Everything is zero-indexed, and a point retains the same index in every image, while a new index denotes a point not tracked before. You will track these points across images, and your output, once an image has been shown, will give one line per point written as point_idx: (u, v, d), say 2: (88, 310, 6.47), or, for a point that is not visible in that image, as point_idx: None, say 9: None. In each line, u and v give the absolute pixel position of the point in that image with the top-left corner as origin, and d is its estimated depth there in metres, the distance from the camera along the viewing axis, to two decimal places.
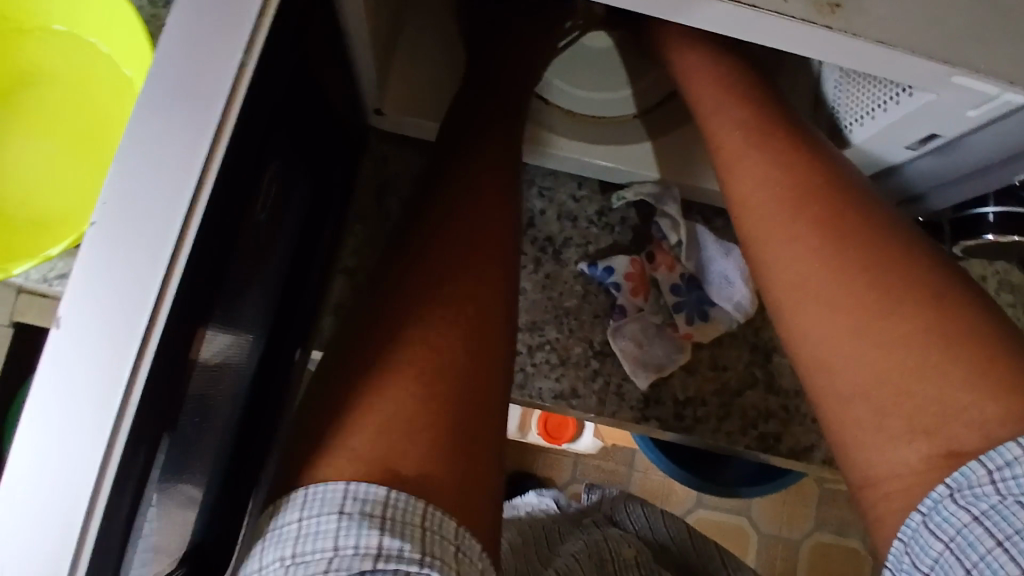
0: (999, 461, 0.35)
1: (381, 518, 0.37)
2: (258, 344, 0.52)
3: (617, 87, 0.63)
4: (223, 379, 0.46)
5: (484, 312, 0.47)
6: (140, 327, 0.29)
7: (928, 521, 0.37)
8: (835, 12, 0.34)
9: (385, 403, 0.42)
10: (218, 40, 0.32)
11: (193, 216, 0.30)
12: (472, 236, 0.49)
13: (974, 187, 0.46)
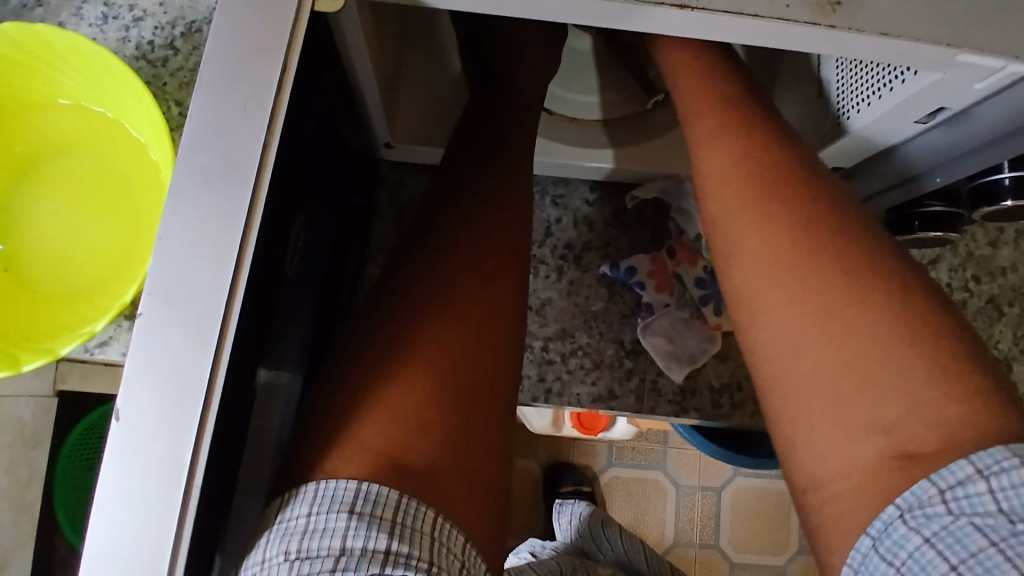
0: (950, 480, 0.35)
1: (391, 521, 0.37)
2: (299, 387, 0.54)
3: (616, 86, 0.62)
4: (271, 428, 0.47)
5: (499, 319, 0.46)
6: (198, 405, 0.31)
7: (877, 545, 0.36)
8: (836, 10, 0.35)
9: (398, 399, 0.41)
10: (242, 121, 0.33)
11: (235, 295, 0.32)
12: (487, 241, 0.48)
13: (981, 159, 0.45)
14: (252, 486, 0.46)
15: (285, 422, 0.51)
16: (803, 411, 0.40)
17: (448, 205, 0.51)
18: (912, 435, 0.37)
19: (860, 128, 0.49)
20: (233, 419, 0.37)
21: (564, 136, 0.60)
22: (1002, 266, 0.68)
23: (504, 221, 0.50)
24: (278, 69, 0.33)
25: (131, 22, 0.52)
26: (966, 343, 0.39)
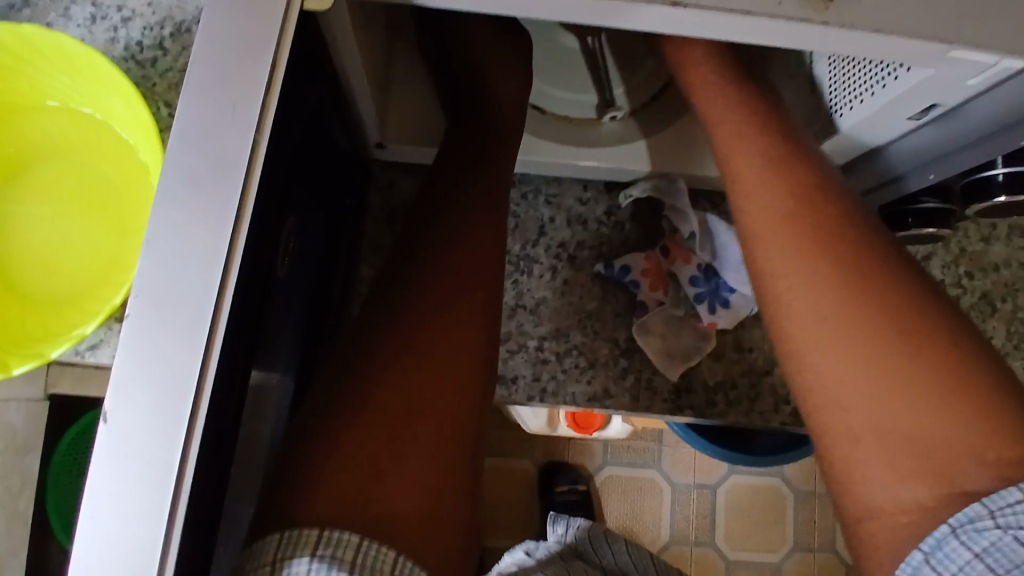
0: (1001, 503, 0.37)
1: (350, 562, 0.37)
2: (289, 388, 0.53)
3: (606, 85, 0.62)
4: (258, 429, 0.47)
5: (469, 354, 0.47)
6: (187, 409, 0.31)
7: (929, 559, 0.38)
8: (828, 7, 0.35)
9: (357, 440, 0.42)
10: (230, 120, 0.32)
11: (225, 298, 0.32)
12: (458, 273, 0.49)
13: (967, 158, 0.45)
14: (244, 489, 0.46)
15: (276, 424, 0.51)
16: None
17: (428, 228, 0.52)
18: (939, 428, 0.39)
19: (853, 125, 0.50)
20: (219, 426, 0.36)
21: (550, 132, 0.60)
22: (994, 262, 0.68)
23: (473, 254, 0.50)
24: (267, 68, 0.33)
25: (120, 23, 0.51)
26: None
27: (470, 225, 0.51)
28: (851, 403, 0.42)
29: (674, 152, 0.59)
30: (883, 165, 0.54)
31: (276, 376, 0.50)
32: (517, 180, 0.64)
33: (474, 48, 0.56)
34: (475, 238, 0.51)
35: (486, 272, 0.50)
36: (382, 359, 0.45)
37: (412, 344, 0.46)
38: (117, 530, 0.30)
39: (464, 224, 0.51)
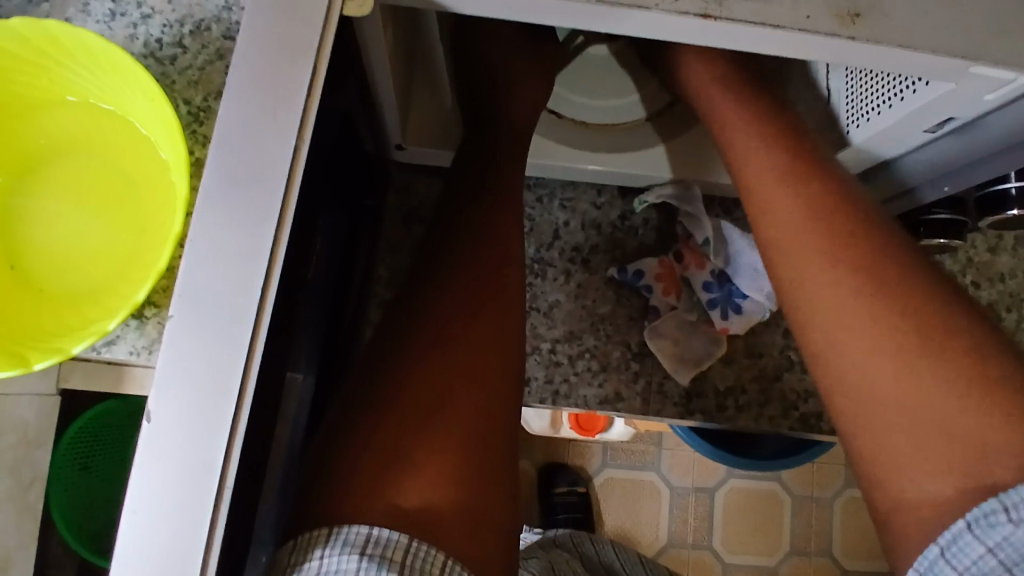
0: (1021, 493, 0.36)
1: (400, 563, 0.38)
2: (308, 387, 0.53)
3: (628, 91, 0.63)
4: None
5: (502, 355, 0.48)
6: (230, 406, 0.31)
7: (945, 553, 0.38)
8: (857, 21, 0.36)
9: (400, 442, 0.43)
10: (271, 122, 0.33)
11: (265, 298, 0.32)
12: (488, 274, 0.50)
13: (985, 170, 0.46)
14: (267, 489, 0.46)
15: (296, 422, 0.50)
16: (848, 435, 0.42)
17: (458, 226, 0.52)
18: None
19: (869, 136, 0.50)
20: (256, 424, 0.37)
21: (568, 137, 0.61)
22: (1000, 271, 0.69)
23: (501, 255, 0.51)
24: (309, 71, 0.33)
25: (139, 20, 0.52)
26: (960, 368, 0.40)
27: (489, 230, 0.52)
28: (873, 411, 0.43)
29: (690, 159, 0.59)
30: (896, 177, 0.54)
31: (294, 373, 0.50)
32: (533, 183, 0.64)
33: (504, 54, 0.56)
34: (494, 242, 0.51)
35: (508, 276, 0.51)
36: (417, 360, 0.46)
37: (433, 345, 0.46)
38: (159, 525, 0.31)
39: (484, 226, 0.52)
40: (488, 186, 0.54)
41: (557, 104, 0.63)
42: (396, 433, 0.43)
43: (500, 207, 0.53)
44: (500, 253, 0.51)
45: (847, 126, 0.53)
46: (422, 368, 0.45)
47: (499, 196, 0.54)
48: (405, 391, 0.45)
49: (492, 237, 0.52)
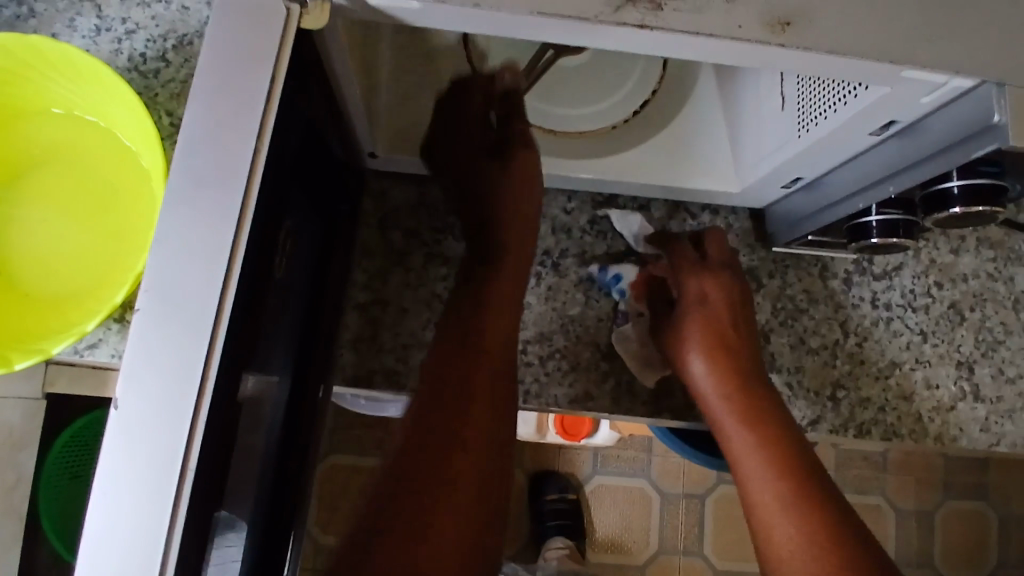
0: None
1: None
2: (286, 387, 0.53)
3: (600, 95, 0.63)
4: (258, 418, 0.48)
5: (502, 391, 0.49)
6: (194, 392, 0.33)
7: None
8: (787, 29, 0.38)
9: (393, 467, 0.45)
10: (233, 127, 0.35)
11: (226, 291, 0.34)
12: (508, 323, 0.52)
13: (907, 179, 0.48)
14: (244, 485, 0.47)
15: (275, 420, 0.51)
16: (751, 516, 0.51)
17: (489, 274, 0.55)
18: None
19: (813, 143, 0.51)
20: (225, 416, 0.38)
21: (537, 144, 0.63)
22: (963, 273, 0.71)
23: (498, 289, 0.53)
24: (268, 76, 0.35)
25: (123, 35, 0.54)
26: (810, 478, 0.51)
27: (488, 312, 0.52)
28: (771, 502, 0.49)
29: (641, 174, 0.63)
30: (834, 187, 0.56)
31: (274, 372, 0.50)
32: None
33: (473, 137, 0.57)
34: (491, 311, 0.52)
35: (510, 311, 0.53)
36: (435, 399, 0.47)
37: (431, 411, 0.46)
38: (125, 507, 0.32)
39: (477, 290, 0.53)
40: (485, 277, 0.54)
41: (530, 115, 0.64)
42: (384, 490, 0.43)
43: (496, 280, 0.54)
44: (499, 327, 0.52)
45: (791, 136, 0.54)
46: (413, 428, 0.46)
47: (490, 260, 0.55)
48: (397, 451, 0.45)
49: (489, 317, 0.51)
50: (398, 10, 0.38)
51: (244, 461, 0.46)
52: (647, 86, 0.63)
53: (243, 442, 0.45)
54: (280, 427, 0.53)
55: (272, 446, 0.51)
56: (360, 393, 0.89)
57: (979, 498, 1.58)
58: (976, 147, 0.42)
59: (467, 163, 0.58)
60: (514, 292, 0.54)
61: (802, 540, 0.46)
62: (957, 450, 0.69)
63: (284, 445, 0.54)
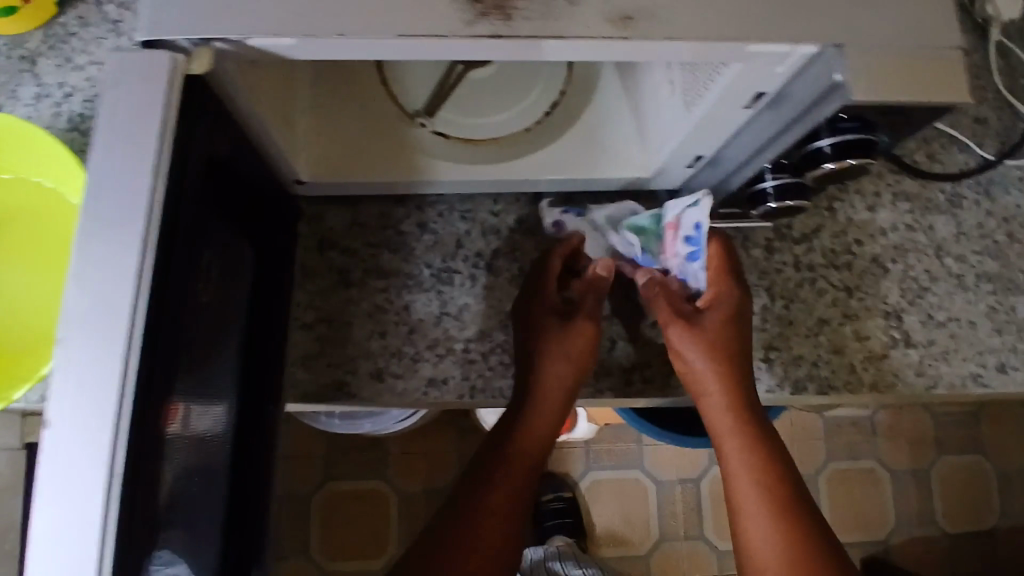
0: None
1: None
2: (241, 411, 0.56)
3: (512, 102, 0.67)
4: (212, 443, 0.51)
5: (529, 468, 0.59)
6: (113, 408, 0.36)
7: None
8: (629, 24, 0.41)
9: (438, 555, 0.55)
10: (131, 167, 0.38)
11: (132, 337, 0.37)
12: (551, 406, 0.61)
13: (779, 145, 0.52)
14: (202, 504, 0.50)
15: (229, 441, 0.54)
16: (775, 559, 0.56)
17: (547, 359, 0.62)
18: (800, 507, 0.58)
19: (697, 121, 0.55)
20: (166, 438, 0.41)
21: (454, 155, 0.67)
22: (881, 227, 0.74)
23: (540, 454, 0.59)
24: (157, 124, 0.38)
25: (62, 99, 0.59)
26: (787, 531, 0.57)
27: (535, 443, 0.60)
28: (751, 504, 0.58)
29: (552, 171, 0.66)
30: (727, 159, 0.60)
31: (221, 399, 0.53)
32: (433, 201, 0.70)
33: (545, 328, 0.62)
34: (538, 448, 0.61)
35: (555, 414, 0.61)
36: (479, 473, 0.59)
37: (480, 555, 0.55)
38: (60, 519, 0.35)
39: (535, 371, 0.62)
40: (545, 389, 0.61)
41: (440, 126, 0.67)
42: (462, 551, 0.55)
43: (551, 386, 0.61)
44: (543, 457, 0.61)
45: (679, 116, 0.58)
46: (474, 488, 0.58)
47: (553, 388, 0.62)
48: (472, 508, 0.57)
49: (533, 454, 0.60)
50: (277, 49, 0.41)
51: (202, 480, 0.49)
52: (554, 89, 0.67)
53: (201, 461, 0.49)
54: (240, 448, 0.56)
55: (227, 463, 0.54)
56: (332, 410, 0.92)
57: (974, 452, 1.58)
58: (831, 104, 0.45)
59: (545, 339, 0.62)
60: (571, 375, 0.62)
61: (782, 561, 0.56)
62: (896, 397, 0.71)
63: (246, 463, 0.57)
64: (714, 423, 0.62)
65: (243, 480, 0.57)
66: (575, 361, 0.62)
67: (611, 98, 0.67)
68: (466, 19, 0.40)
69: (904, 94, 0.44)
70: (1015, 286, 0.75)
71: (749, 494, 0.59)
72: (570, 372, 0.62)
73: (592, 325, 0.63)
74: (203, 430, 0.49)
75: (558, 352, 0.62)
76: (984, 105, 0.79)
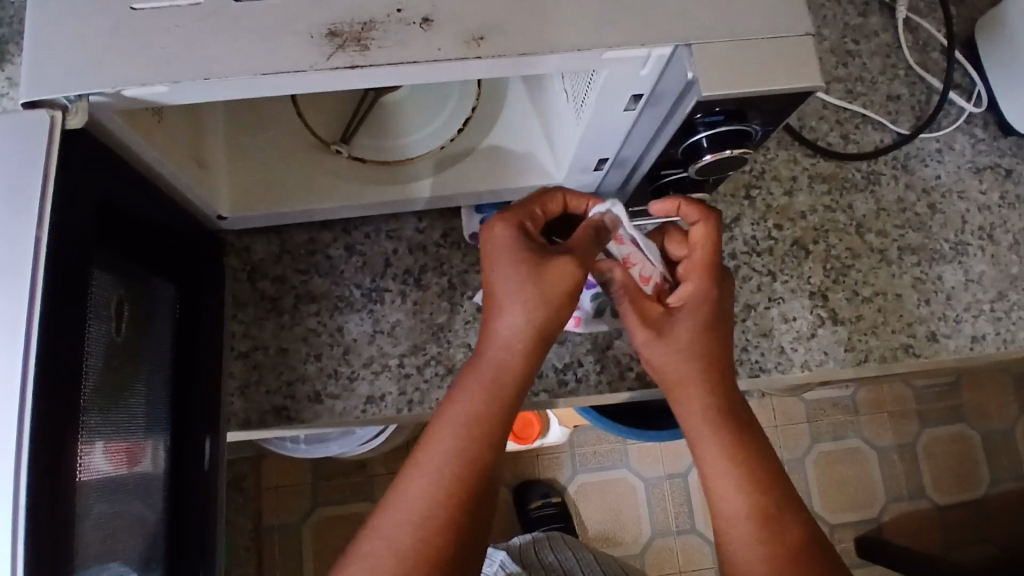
0: None
1: None
2: (164, 442, 0.59)
3: (425, 121, 0.69)
4: (127, 476, 0.53)
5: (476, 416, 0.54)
6: (10, 445, 0.39)
7: None
8: (482, 43, 0.44)
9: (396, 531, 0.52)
10: (15, 222, 0.41)
11: (25, 382, 0.39)
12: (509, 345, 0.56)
13: (661, 141, 0.54)
14: (125, 534, 0.52)
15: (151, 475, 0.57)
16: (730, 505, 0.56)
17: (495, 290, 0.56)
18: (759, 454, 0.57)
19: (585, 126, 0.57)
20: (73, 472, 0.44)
21: (369, 177, 0.68)
22: (800, 211, 0.76)
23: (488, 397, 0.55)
24: (39, 178, 0.41)
25: None
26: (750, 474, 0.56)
27: (496, 392, 0.55)
28: (709, 445, 0.57)
29: (469, 184, 0.67)
30: (627, 159, 0.62)
31: (142, 433, 0.56)
32: (358, 224, 0.72)
33: (510, 262, 0.55)
34: (497, 400, 0.55)
35: (510, 352, 0.56)
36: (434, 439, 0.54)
37: (435, 519, 0.52)
38: None
39: (497, 312, 0.56)
40: (508, 332, 0.56)
41: (357, 151, 0.68)
42: (416, 514, 0.52)
43: (513, 327, 0.55)
44: (504, 400, 0.55)
45: (575, 120, 0.60)
46: (432, 444, 0.54)
47: (513, 330, 0.56)
48: (431, 465, 0.53)
49: (491, 408, 0.55)
50: (154, 97, 0.44)
51: (124, 509, 0.52)
52: (466, 104, 0.68)
53: (123, 490, 0.52)
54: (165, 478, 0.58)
55: (159, 490, 0.58)
56: (299, 436, 0.95)
57: (957, 421, 1.60)
58: (687, 103, 0.48)
59: (509, 271, 0.55)
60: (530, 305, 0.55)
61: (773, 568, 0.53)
62: (828, 374, 0.73)
63: (173, 492, 0.59)
64: (695, 396, 0.58)
65: (171, 508, 0.59)
66: (548, 301, 0.55)
67: (522, 110, 0.68)
68: (325, 53, 0.43)
69: (763, 82, 0.46)
70: (940, 255, 0.76)
71: (728, 480, 0.56)
72: (539, 312, 0.55)
73: (579, 261, 0.55)
74: (117, 467, 0.52)
75: (527, 290, 0.54)
76: (896, 80, 0.80)
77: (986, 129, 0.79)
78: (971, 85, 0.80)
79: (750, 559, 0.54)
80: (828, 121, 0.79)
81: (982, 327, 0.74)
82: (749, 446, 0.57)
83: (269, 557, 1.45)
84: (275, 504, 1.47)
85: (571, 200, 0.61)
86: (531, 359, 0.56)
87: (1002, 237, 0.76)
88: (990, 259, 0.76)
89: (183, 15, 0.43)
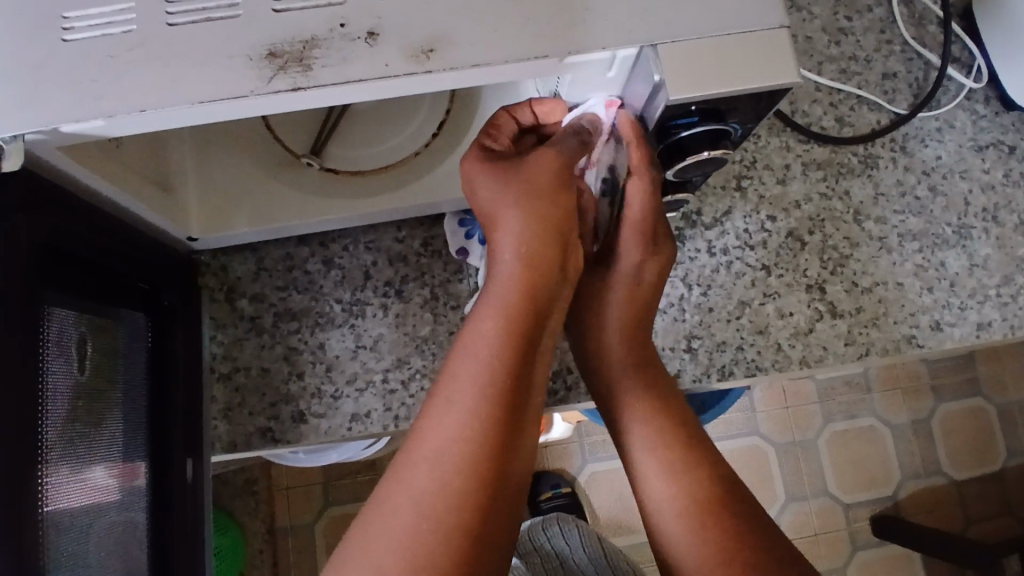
0: None
1: None
2: (141, 469, 0.59)
3: (398, 125, 0.65)
4: (100, 508, 0.53)
5: (498, 323, 0.52)
6: None
7: None
8: (431, 56, 0.42)
9: (426, 468, 0.49)
10: None
11: None
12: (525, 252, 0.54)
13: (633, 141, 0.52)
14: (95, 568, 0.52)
15: (126, 504, 0.56)
16: (642, 434, 0.59)
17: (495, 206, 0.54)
18: (667, 389, 0.61)
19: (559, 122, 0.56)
20: (28, 515, 0.43)
21: (340, 189, 0.65)
22: (794, 200, 0.73)
23: (506, 300, 0.53)
24: None
25: None
26: (654, 406, 0.59)
27: (512, 302, 0.53)
28: (625, 388, 0.60)
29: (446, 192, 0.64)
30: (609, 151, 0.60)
31: (115, 464, 0.55)
32: (335, 236, 0.70)
33: (502, 177, 0.54)
34: (514, 300, 0.53)
35: (529, 255, 0.54)
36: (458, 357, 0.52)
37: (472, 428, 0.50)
38: None
39: (497, 228, 0.55)
40: (510, 241, 0.54)
41: (329, 163, 0.65)
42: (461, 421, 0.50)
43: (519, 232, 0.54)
44: (527, 295, 0.53)
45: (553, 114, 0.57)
46: (459, 362, 0.52)
47: (526, 240, 0.54)
48: (463, 379, 0.51)
49: (519, 312, 0.53)
50: (93, 130, 0.42)
51: (94, 542, 0.52)
52: (440, 107, 0.65)
53: (99, 523, 0.53)
54: (141, 505, 0.58)
55: (135, 519, 0.57)
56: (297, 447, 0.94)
57: (974, 395, 1.56)
58: (659, 104, 0.45)
59: (495, 188, 0.54)
60: (537, 198, 0.54)
61: (696, 525, 0.54)
62: (829, 369, 0.71)
63: (152, 523, 0.59)
64: (612, 369, 0.61)
65: (151, 539, 0.59)
66: (543, 197, 0.54)
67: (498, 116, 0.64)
68: (266, 77, 0.41)
69: (734, 82, 0.43)
70: (942, 240, 0.72)
71: (647, 442, 0.58)
72: (534, 214, 0.54)
73: (561, 153, 0.55)
74: (88, 498, 0.51)
75: (523, 192, 0.54)
76: (892, 57, 0.76)
77: (988, 105, 0.76)
78: (970, 58, 0.76)
79: (663, 481, 0.57)
80: (821, 103, 0.75)
81: (989, 313, 0.71)
82: (660, 380, 0.61)
83: (283, 558, 1.46)
84: (287, 503, 1.48)
85: (519, 116, 0.57)
86: (548, 252, 0.54)
87: (1007, 217, 0.73)
88: (995, 242, 0.73)
89: (115, 45, 0.41)
